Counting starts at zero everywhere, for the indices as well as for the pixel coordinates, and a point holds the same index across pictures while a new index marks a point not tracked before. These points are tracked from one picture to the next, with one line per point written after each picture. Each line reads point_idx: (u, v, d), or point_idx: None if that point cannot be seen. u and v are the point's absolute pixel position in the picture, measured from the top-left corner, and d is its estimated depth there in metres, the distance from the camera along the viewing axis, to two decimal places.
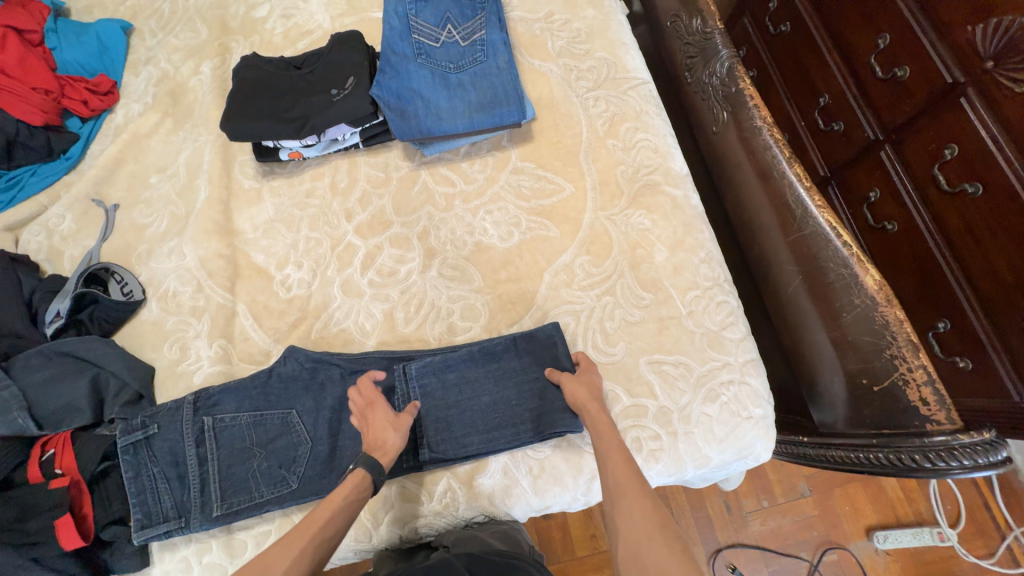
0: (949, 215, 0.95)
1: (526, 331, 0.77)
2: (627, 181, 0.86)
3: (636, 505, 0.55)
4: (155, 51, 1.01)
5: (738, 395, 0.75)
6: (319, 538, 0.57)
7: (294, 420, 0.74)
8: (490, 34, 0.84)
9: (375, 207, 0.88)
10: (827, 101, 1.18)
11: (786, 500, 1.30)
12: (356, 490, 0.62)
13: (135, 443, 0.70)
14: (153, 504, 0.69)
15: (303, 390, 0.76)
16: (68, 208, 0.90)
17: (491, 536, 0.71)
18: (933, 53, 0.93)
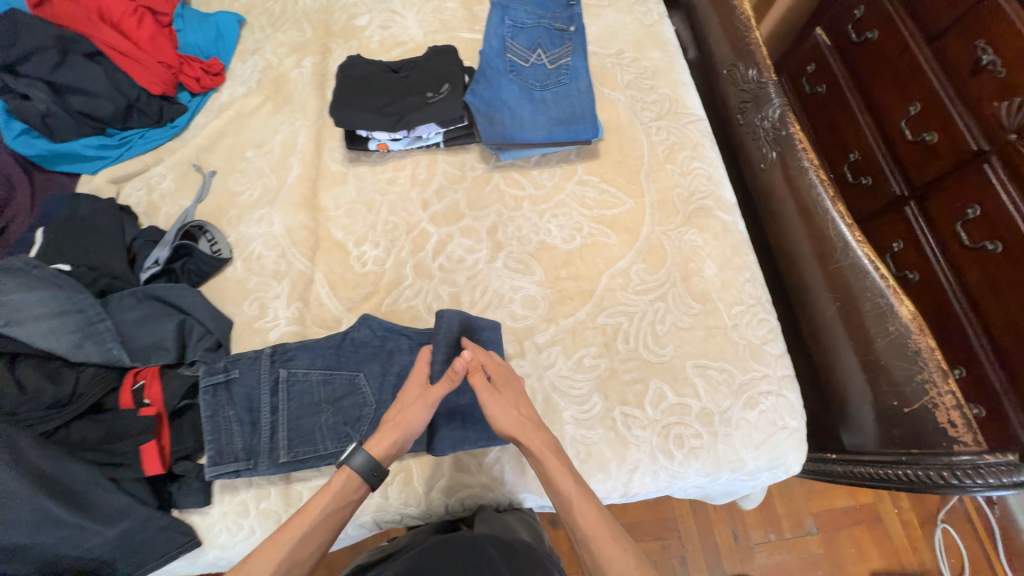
0: (969, 269, 1.03)
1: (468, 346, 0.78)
2: (682, 202, 0.94)
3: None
4: (263, 43, 1.12)
5: (776, 405, 0.80)
6: (294, 554, 0.59)
7: (361, 382, 0.79)
8: (575, 61, 0.94)
9: (450, 200, 0.96)
10: (857, 157, 1.29)
11: (793, 536, 1.32)
12: (337, 493, 0.64)
13: (215, 384, 0.75)
14: (225, 443, 0.73)
15: (372, 356, 0.81)
16: (171, 169, 0.98)
17: (519, 525, 0.76)
18: (960, 122, 1.04)
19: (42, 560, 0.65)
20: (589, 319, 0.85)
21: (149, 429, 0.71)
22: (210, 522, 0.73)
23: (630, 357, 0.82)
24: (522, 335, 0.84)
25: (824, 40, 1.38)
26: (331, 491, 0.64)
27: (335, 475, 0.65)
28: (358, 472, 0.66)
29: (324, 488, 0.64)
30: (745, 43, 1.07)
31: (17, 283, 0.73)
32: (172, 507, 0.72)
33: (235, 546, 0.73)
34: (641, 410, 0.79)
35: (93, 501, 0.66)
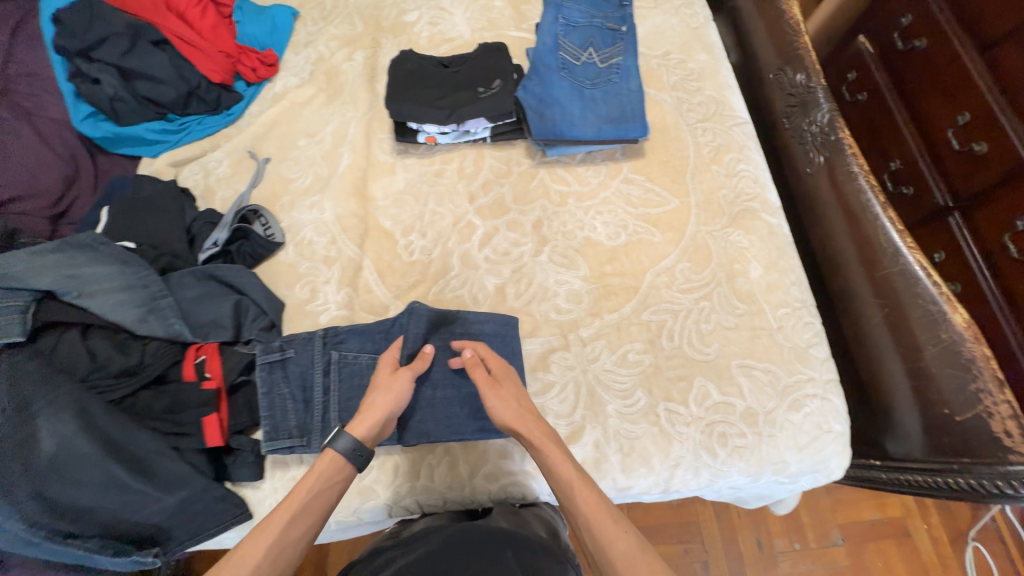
0: (1016, 282, 1.01)
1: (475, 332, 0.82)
2: (728, 204, 0.95)
3: (628, 569, 0.57)
4: (316, 36, 1.15)
5: (821, 408, 0.80)
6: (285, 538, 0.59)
7: None
8: (626, 60, 0.95)
9: (496, 194, 0.98)
10: (898, 166, 1.28)
11: (818, 547, 1.31)
12: (321, 473, 0.64)
13: (271, 363, 0.78)
14: (280, 420, 0.75)
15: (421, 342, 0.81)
16: (227, 154, 1.01)
17: (536, 521, 0.76)
18: (1012, 132, 1.02)
19: (106, 525, 0.67)
20: (633, 315, 0.86)
21: (209, 401, 0.73)
22: (260, 497, 0.75)
23: (674, 355, 0.82)
24: (567, 328, 0.85)
25: (867, 47, 1.37)
26: (313, 475, 0.63)
27: (318, 458, 0.65)
28: (342, 454, 0.65)
29: (307, 474, 0.64)
30: (792, 48, 1.07)
31: (88, 258, 0.77)
32: (227, 479, 0.75)
33: None
34: (685, 407, 0.79)
35: (156, 468, 0.69)
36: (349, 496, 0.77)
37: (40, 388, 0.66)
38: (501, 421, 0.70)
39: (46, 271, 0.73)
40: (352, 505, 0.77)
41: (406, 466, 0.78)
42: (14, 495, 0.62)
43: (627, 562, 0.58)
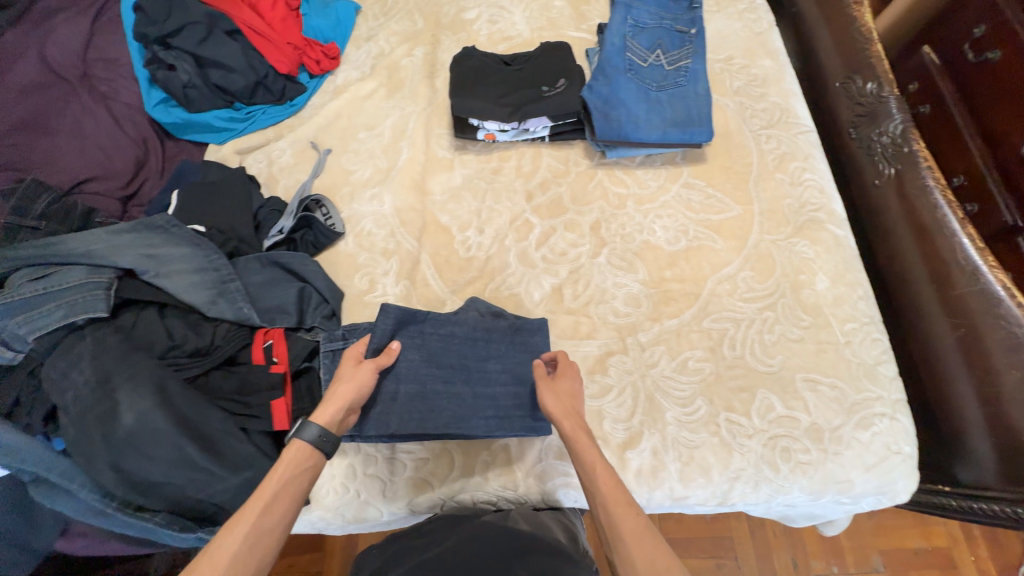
0: None
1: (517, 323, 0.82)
2: (793, 213, 0.92)
3: (635, 546, 0.54)
4: (376, 31, 1.16)
5: (890, 429, 0.77)
6: (259, 528, 0.53)
7: (468, 361, 0.79)
8: (694, 63, 0.94)
9: (554, 193, 0.97)
10: (963, 181, 0.98)
11: (856, 572, 1.25)
12: (292, 459, 0.59)
13: (335, 350, 0.78)
14: None
15: (480, 336, 0.81)
16: (290, 144, 1.02)
17: (555, 525, 0.75)
18: None
19: (172, 500, 0.68)
20: (694, 322, 0.84)
21: (276, 386, 0.74)
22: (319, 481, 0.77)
23: (737, 365, 0.80)
24: (626, 332, 0.84)
25: None
26: (280, 465, 0.59)
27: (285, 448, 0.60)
28: (307, 442, 0.61)
29: (277, 466, 0.59)
30: (863, 57, 1.04)
31: (163, 239, 0.78)
32: None
33: (341, 507, 0.77)
34: (747, 419, 0.77)
35: (222, 448, 0.70)
36: (404, 487, 0.77)
37: (120, 363, 0.68)
38: (546, 409, 0.68)
39: (126, 249, 0.75)
40: (406, 496, 0.76)
41: (462, 461, 0.78)
42: (95, 464, 0.64)
43: (635, 542, 0.54)
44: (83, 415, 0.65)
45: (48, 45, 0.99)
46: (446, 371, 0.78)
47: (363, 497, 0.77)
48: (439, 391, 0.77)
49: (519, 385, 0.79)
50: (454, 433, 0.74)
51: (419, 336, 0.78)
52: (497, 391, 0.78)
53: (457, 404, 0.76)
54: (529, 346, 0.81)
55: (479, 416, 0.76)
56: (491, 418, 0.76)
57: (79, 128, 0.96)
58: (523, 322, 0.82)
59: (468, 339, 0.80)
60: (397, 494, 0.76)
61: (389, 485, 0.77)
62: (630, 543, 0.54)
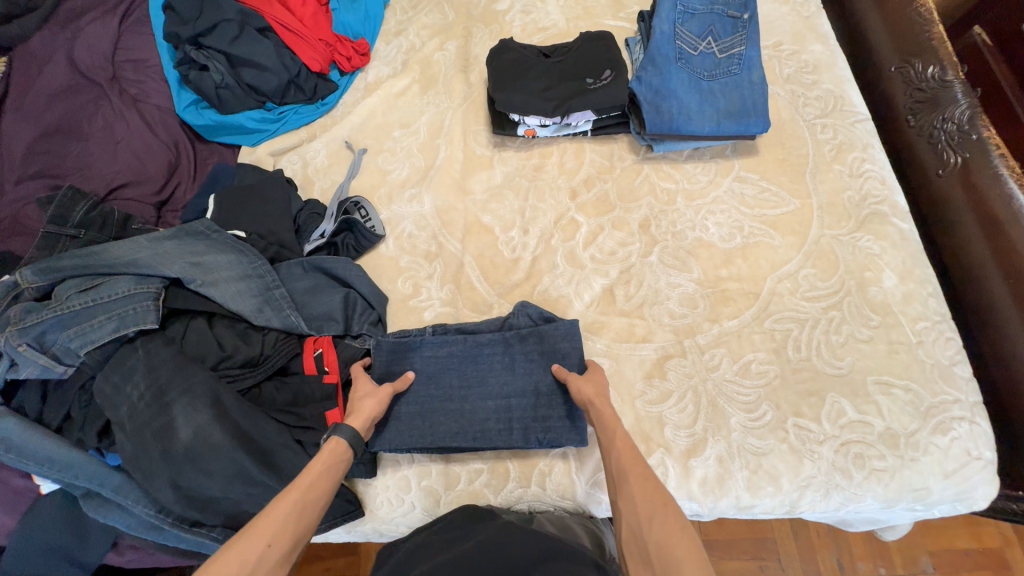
0: None
1: (534, 330, 0.77)
2: (854, 206, 0.88)
3: (635, 482, 0.55)
4: (406, 25, 1.12)
5: (969, 433, 0.73)
6: (301, 504, 0.54)
7: (506, 368, 0.76)
8: (748, 50, 0.89)
9: (600, 190, 0.93)
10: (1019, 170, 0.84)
11: (905, 574, 1.15)
12: (335, 449, 0.60)
13: (390, 354, 0.77)
14: (391, 423, 0.74)
15: (527, 341, 0.77)
16: (325, 145, 1.00)
17: (580, 528, 0.71)
18: None
19: (227, 515, 0.67)
20: (755, 322, 0.80)
21: (331, 396, 0.72)
22: (372, 492, 0.76)
23: (803, 368, 0.77)
24: (683, 334, 0.81)
25: None
26: (323, 452, 0.59)
27: (329, 439, 0.61)
28: (347, 438, 0.61)
29: (307, 464, 0.58)
30: (922, 39, 0.98)
31: (206, 246, 0.77)
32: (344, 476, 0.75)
33: (394, 518, 0.76)
34: (817, 425, 0.74)
35: (279, 463, 0.68)
36: (460, 500, 0.74)
37: (176, 377, 0.66)
38: (580, 394, 0.68)
39: (172, 258, 0.73)
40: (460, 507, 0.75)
41: (518, 472, 0.75)
42: (154, 480, 0.63)
43: (638, 481, 0.55)
44: (139, 430, 0.64)
45: (78, 48, 0.97)
46: (445, 389, 0.76)
47: (416, 508, 0.75)
48: (438, 408, 0.75)
49: (520, 397, 0.75)
50: (452, 446, 0.72)
51: (420, 360, 0.77)
52: (497, 403, 0.75)
53: (457, 418, 0.74)
54: (553, 349, 0.76)
55: (481, 429, 0.73)
56: (494, 429, 0.73)
57: (112, 134, 0.94)
58: (548, 330, 0.76)
59: (466, 356, 0.77)
60: (451, 505, 0.74)
61: (445, 497, 0.74)
62: (633, 482, 0.55)
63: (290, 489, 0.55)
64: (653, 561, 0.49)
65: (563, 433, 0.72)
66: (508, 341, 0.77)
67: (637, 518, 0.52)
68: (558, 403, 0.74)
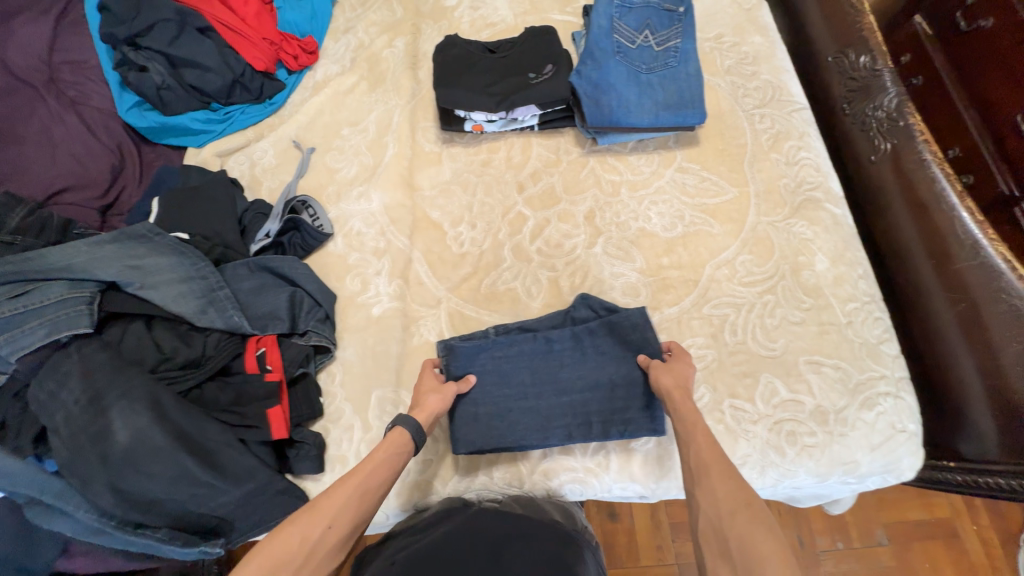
0: None
1: (607, 320, 0.76)
2: (789, 193, 0.91)
3: (717, 479, 0.56)
4: (355, 23, 1.12)
5: (894, 408, 0.76)
6: (361, 490, 0.57)
7: (576, 362, 0.76)
8: (685, 43, 0.91)
9: (546, 183, 0.95)
10: (957, 154, 0.93)
11: (861, 546, 1.20)
12: (399, 444, 0.63)
13: (470, 354, 0.76)
14: (468, 426, 0.73)
15: (596, 334, 0.76)
16: (272, 144, 0.99)
17: (548, 505, 0.74)
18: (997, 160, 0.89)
19: (173, 516, 0.67)
20: (693, 309, 0.83)
21: (273, 393, 0.73)
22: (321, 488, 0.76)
23: (739, 350, 0.79)
24: None
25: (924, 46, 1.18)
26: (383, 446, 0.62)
27: (395, 428, 0.64)
28: (409, 430, 0.64)
29: (371, 452, 0.61)
30: (855, 29, 1.02)
31: (146, 248, 0.76)
32: (292, 473, 0.75)
33: None
34: (751, 405, 0.76)
35: (223, 462, 0.68)
36: (409, 490, 0.76)
37: (111, 381, 0.66)
38: (659, 385, 0.69)
39: (109, 261, 0.73)
40: (410, 499, 0.75)
41: (465, 461, 0.77)
42: (92, 485, 0.63)
43: (722, 479, 0.55)
44: (75, 436, 0.64)
45: (9, 49, 0.94)
46: (518, 388, 0.75)
47: None
48: (513, 406, 0.74)
49: (595, 390, 0.74)
50: (531, 442, 0.72)
51: (488, 361, 0.76)
52: (572, 399, 0.74)
53: (533, 416, 0.74)
54: (624, 339, 0.75)
55: (558, 425, 0.73)
56: (571, 425, 0.73)
57: (50, 137, 0.92)
58: (616, 320, 0.76)
59: (537, 354, 0.76)
60: (399, 495, 0.75)
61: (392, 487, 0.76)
62: (715, 477, 0.56)
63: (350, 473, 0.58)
64: (733, 557, 0.49)
65: (643, 423, 0.72)
66: (578, 336, 0.77)
67: (719, 514, 0.53)
68: (637, 399, 0.73)
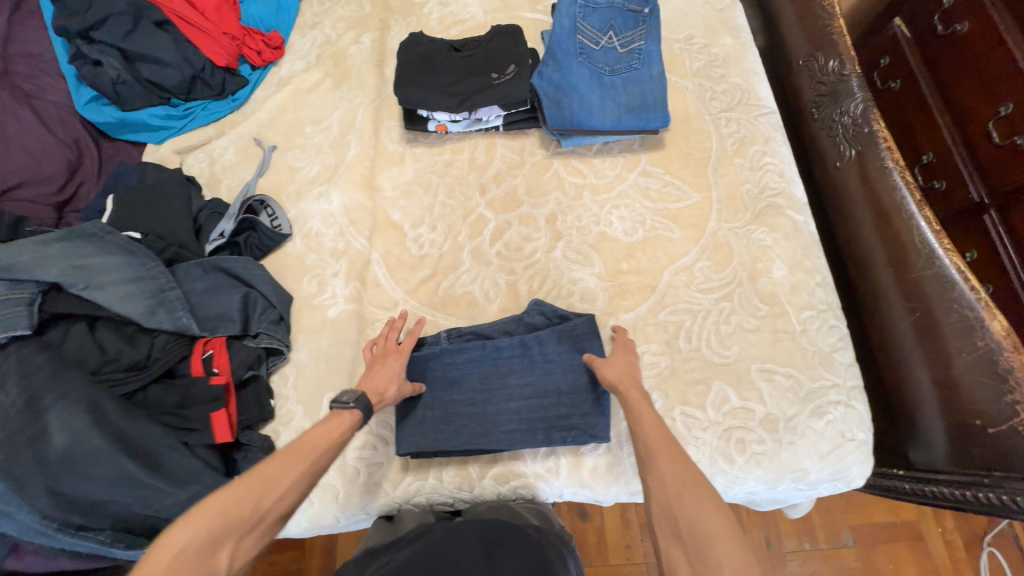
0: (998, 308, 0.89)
1: (564, 327, 0.77)
2: (751, 199, 0.90)
3: (666, 461, 0.56)
4: (322, 18, 1.10)
5: (844, 417, 0.76)
6: (314, 461, 0.58)
7: (522, 370, 0.76)
8: (648, 45, 0.90)
9: (508, 185, 0.94)
10: (931, 158, 1.01)
11: (827, 547, 1.20)
12: (353, 421, 0.64)
13: (422, 358, 0.77)
14: (416, 431, 0.74)
15: (545, 342, 0.76)
16: (233, 142, 0.98)
17: (527, 511, 0.76)
18: (963, 167, 0.95)
19: (115, 519, 0.67)
20: (650, 315, 0.83)
21: (219, 396, 0.72)
22: None
23: (692, 357, 0.79)
24: None
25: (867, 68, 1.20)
26: (337, 420, 0.63)
27: (349, 408, 0.64)
28: (364, 412, 0.65)
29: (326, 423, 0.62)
30: (824, 32, 1.00)
31: (93, 247, 0.75)
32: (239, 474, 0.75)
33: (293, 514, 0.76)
34: (701, 412, 0.76)
35: (166, 466, 0.68)
36: (357, 494, 0.75)
37: (50, 382, 0.65)
38: (605, 380, 0.69)
39: (52, 261, 0.72)
40: (361, 504, 0.75)
41: (416, 465, 0.77)
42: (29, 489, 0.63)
43: (670, 463, 0.56)
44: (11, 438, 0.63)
45: None
46: (468, 393, 0.75)
47: (317, 503, 0.76)
48: (462, 411, 0.75)
49: (543, 397, 0.75)
50: (477, 448, 0.72)
51: (439, 367, 0.77)
52: (520, 405, 0.74)
53: (480, 421, 0.74)
54: (575, 345, 0.76)
55: (505, 430, 0.73)
56: (517, 431, 0.73)
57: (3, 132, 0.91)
58: (567, 327, 0.76)
59: (486, 360, 0.76)
60: (350, 499, 0.75)
61: (342, 492, 0.75)
62: (663, 461, 0.56)
63: (300, 447, 0.58)
64: (684, 537, 0.51)
65: (588, 428, 0.72)
66: (527, 344, 0.76)
67: (668, 494, 0.54)
68: (589, 405, 0.73)
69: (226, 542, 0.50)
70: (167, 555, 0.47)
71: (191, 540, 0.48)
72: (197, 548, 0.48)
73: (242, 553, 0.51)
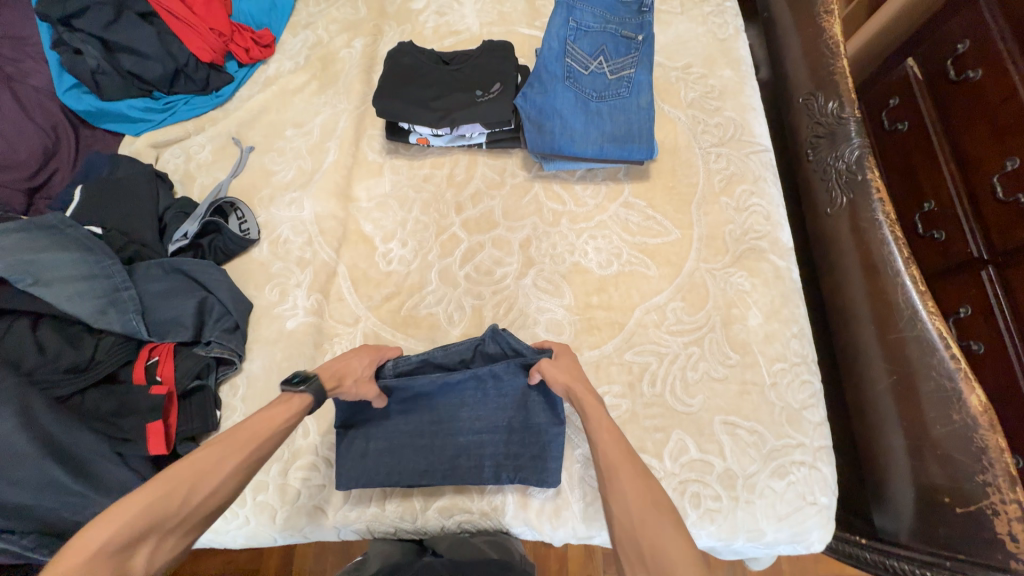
0: (989, 372, 0.84)
1: (519, 360, 0.71)
2: (734, 240, 0.87)
3: (627, 480, 0.54)
4: (316, 18, 1.08)
5: (807, 478, 0.73)
6: (251, 455, 0.56)
7: (476, 405, 0.74)
8: (638, 73, 0.88)
9: (485, 207, 0.91)
10: (932, 207, 0.97)
11: None
12: (298, 409, 0.61)
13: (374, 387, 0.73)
14: (359, 463, 0.73)
15: (497, 378, 0.72)
16: (210, 140, 0.97)
17: (487, 546, 0.73)
18: (966, 219, 0.91)
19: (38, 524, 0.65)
20: (615, 354, 0.80)
21: (158, 406, 0.70)
22: None
23: (654, 403, 0.76)
24: None
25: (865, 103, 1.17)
26: (282, 409, 0.61)
27: (298, 391, 0.62)
28: (313, 394, 0.63)
29: (273, 413, 0.60)
30: (828, 72, 0.95)
31: (49, 240, 0.74)
32: None
33: (229, 531, 0.73)
34: (657, 461, 0.73)
35: (98, 473, 0.66)
36: (295, 515, 0.73)
37: None
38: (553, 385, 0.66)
39: (5, 253, 0.70)
40: (298, 527, 0.73)
41: (358, 492, 0.74)
42: None
43: (632, 482, 0.54)
44: None
45: None
46: (416, 424, 0.74)
47: (253, 522, 0.73)
48: (409, 443, 0.74)
49: (493, 433, 0.73)
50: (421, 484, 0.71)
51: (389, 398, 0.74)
52: (469, 440, 0.73)
53: (426, 454, 0.73)
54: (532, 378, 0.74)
55: (451, 465, 0.72)
56: (464, 466, 0.72)
57: None
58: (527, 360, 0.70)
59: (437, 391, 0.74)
60: (287, 521, 0.72)
61: (280, 513, 0.73)
62: (625, 479, 0.54)
63: (237, 437, 0.56)
64: (648, 562, 0.49)
65: (535, 473, 0.71)
66: (480, 377, 0.72)
67: (630, 516, 0.52)
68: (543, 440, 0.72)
69: (145, 541, 0.49)
70: (76, 557, 0.46)
71: (105, 543, 0.47)
72: (114, 551, 0.47)
73: (162, 553, 0.51)
